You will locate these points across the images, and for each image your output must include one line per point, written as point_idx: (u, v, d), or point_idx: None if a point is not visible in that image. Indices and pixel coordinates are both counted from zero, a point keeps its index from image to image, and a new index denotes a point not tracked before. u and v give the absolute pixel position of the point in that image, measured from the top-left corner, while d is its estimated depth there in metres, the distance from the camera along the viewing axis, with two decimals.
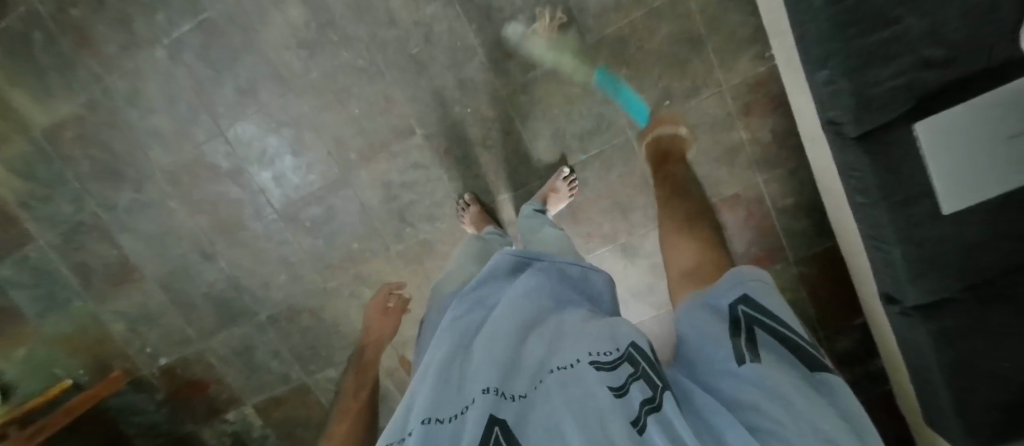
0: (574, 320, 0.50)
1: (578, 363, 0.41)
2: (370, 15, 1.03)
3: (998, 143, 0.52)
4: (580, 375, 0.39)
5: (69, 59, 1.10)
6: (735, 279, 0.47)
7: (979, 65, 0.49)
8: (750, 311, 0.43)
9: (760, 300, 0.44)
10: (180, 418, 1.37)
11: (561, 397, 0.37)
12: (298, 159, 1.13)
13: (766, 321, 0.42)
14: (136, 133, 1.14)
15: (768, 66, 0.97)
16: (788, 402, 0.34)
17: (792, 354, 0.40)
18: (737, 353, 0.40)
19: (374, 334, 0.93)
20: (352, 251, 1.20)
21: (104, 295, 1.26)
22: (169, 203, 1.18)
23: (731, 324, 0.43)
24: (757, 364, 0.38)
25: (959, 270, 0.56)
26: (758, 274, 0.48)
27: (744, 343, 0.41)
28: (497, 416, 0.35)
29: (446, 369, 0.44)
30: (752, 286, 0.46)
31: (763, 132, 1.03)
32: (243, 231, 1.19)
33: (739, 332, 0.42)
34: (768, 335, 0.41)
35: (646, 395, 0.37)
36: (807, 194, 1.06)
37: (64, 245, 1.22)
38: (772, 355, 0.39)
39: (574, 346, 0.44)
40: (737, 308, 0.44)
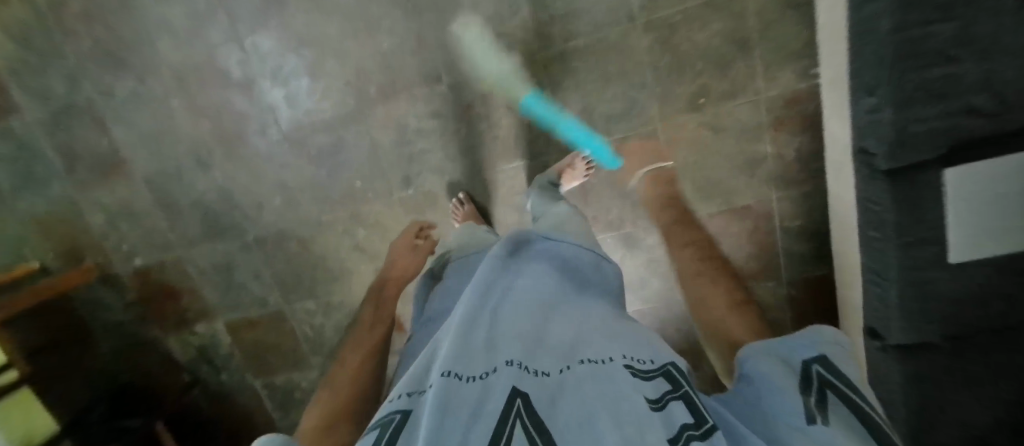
0: (599, 317, 0.50)
1: (614, 363, 0.38)
2: None
3: (1005, 204, 0.63)
4: (612, 373, 0.36)
5: None
6: (812, 336, 0.45)
7: (1006, 129, 0.59)
8: (824, 372, 0.41)
9: (838, 361, 0.41)
10: (148, 322, 1.34)
11: (594, 389, 0.34)
12: (314, 83, 1.08)
13: (838, 383, 0.39)
14: (147, 20, 1.07)
15: (810, 84, 0.96)
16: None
17: (858, 414, 0.35)
18: (807, 410, 0.37)
19: (398, 269, 1.00)
20: (354, 189, 1.17)
21: (86, 184, 1.21)
22: (170, 101, 1.12)
23: (800, 382, 0.41)
24: (826, 422, 0.35)
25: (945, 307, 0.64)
26: (842, 339, 0.44)
27: (813, 402, 0.38)
28: (519, 389, 0.33)
29: (466, 327, 0.42)
30: (829, 347, 0.43)
31: (788, 149, 1.02)
32: (245, 146, 1.15)
33: (809, 392, 0.39)
34: (842, 399, 0.37)
35: (688, 417, 0.34)
36: (814, 219, 1.07)
37: (51, 123, 1.16)
38: (839, 412, 0.36)
39: (610, 347, 0.42)
40: (811, 367, 0.42)
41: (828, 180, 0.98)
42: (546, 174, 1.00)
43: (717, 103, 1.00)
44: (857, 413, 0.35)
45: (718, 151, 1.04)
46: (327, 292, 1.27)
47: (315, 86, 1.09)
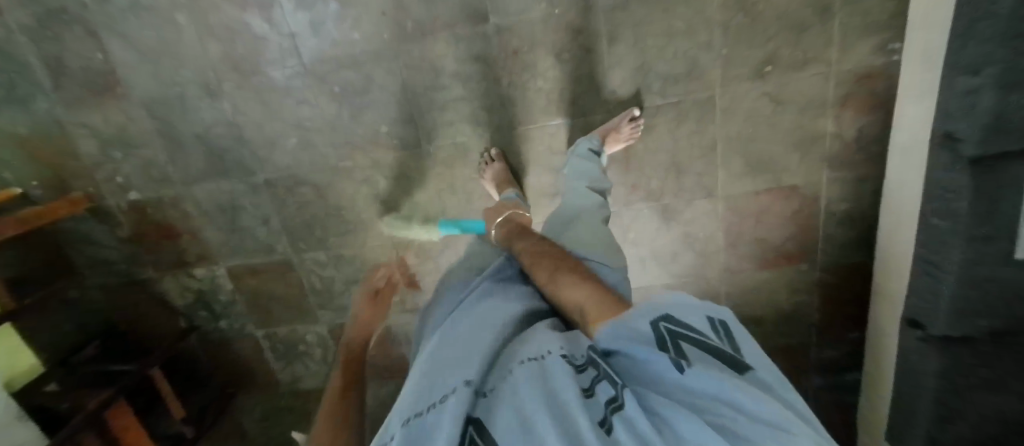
0: (540, 325, 0.52)
1: (548, 356, 0.42)
2: None
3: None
4: (543, 375, 0.40)
5: None
6: (651, 303, 0.44)
7: None
8: (672, 327, 0.41)
9: (681, 314, 0.42)
10: (142, 262, 1.25)
11: (528, 394, 0.37)
12: (343, 9, 0.96)
13: (691, 333, 0.40)
14: None
15: (887, 60, 0.90)
16: (737, 405, 0.33)
17: (731, 357, 0.38)
18: (675, 361, 0.38)
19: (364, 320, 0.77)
20: (378, 134, 1.07)
21: (76, 103, 1.08)
22: (176, 16, 0.99)
23: (655, 344, 0.40)
24: (697, 370, 0.36)
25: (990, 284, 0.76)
26: (678, 295, 0.45)
27: (676, 355, 0.38)
28: (473, 416, 0.36)
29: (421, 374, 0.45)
30: (671, 306, 0.43)
31: (849, 130, 0.97)
32: (260, 76, 1.03)
33: (666, 346, 0.40)
34: (699, 347, 0.39)
35: (609, 393, 0.37)
36: (862, 205, 1.04)
37: (36, 29, 1.02)
38: (706, 357, 0.38)
39: (539, 342, 0.46)
40: (659, 325, 0.41)
41: (890, 166, 0.94)
42: (589, 138, 0.95)
43: (785, 72, 0.93)
44: (724, 356, 0.38)
45: (776, 124, 0.98)
46: (339, 244, 1.19)
47: (344, 14, 0.97)
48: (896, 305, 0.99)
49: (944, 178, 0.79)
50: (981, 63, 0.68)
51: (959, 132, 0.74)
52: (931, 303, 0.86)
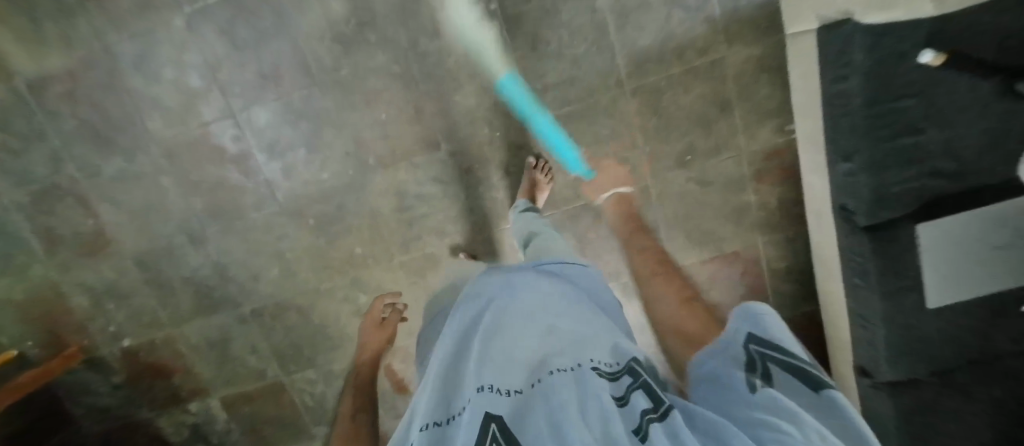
0: (574, 318, 0.53)
1: (579, 367, 0.41)
2: (415, 22, 0.99)
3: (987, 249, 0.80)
4: (583, 380, 0.39)
5: (72, 9, 1.00)
6: (743, 315, 0.45)
7: (950, 182, 0.78)
8: (761, 348, 0.40)
9: (772, 338, 0.41)
10: (136, 403, 1.28)
11: (565, 393, 0.37)
12: (311, 154, 1.09)
13: (777, 355, 0.39)
14: (136, 99, 1.05)
15: (787, 138, 1.03)
16: (792, 412, 0.31)
17: (805, 378, 0.36)
18: (750, 382, 0.36)
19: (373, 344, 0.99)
20: (353, 255, 1.16)
21: (68, 265, 1.16)
22: (162, 178, 1.10)
23: (744, 365, 0.40)
24: (770, 390, 0.34)
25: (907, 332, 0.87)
26: (777, 315, 0.43)
27: (755, 378, 0.38)
28: (493, 414, 0.37)
29: (443, 369, 0.47)
30: (758, 323, 0.43)
31: (771, 199, 1.08)
32: (240, 219, 1.13)
33: (752, 370, 0.39)
34: (782, 369, 0.38)
35: (649, 405, 0.36)
36: (799, 261, 1.13)
37: (30, 205, 1.12)
38: (787, 382, 0.36)
39: (576, 350, 0.45)
40: (750, 350, 0.41)
41: (811, 228, 1.05)
42: (519, 201, 1.01)
43: (703, 159, 1.06)
44: (800, 377, 0.36)
45: (706, 202, 1.10)
46: (326, 360, 1.24)
47: (313, 157, 1.09)
48: (846, 353, 1.05)
49: (853, 245, 0.88)
50: (834, 152, 0.84)
51: (850, 204, 0.85)
52: (874, 351, 0.93)
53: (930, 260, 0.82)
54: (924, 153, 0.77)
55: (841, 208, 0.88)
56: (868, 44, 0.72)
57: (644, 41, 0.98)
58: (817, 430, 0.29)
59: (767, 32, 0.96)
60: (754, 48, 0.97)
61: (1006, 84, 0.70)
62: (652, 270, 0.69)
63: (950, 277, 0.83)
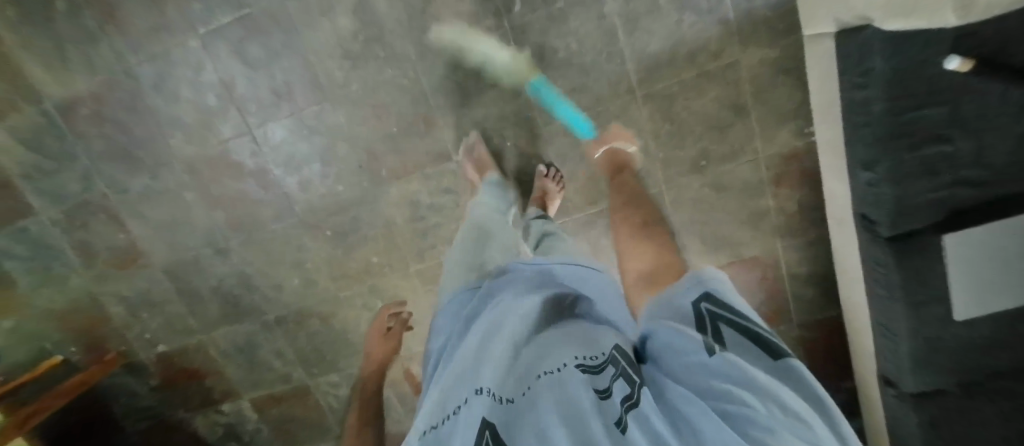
0: (576, 322, 0.51)
1: (565, 366, 0.39)
2: (422, 35, 0.99)
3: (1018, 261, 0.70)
4: (567, 378, 0.37)
5: (93, 34, 1.03)
6: (693, 278, 0.41)
7: (989, 194, 0.70)
8: (714, 308, 0.37)
9: (725, 295, 0.38)
10: (173, 404, 1.36)
11: (551, 396, 0.36)
12: (326, 168, 1.11)
13: (731, 316, 0.36)
14: (158, 119, 1.09)
15: (806, 141, 1.00)
16: (760, 385, 0.29)
17: (764, 344, 0.34)
18: (704, 344, 0.34)
19: (379, 356, 0.98)
20: (369, 264, 1.19)
21: (104, 277, 1.23)
22: (186, 194, 1.15)
23: (694, 323, 0.37)
24: (727, 354, 0.32)
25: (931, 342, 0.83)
26: (726, 279, 0.40)
27: (709, 339, 0.35)
28: (489, 418, 0.35)
29: (446, 377, 0.45)
30: (712, 283, 0.39)
31: (789, 203, 1.05)
32: (261, 231, 1.17)
33: (705, 329, 0.36)
34: (736, 330, 0.35)
35: (625, 393, 0.36)
36: (820, 265, 1.10)
37: (67, 222, 1.18)
38: (742, 343, 0.34)
39: (563, 348, 0.43)
40: (700, 306, 0.38)
41: (832, 233, 1.02)
42: (530, 209, 1.00)
43: (717, 163, 1.04)
44: (759, 341, 0.34)
45: (721, 207, 1.08)
46: (347, 365, 1.29)
47: (327, 171, 1.12)
48: (868, 360, 1.03)
49: (878, 255, 0.86)
50: (852, 161, 0.83)
51: (871, 213, 0.83)
52: (898, 360, 0.90)
53: (960, 266, 0.76)
54: (949, 162, 0.71)
55: (863, 217, 0.87)
56: (888, 51, 0.70)
57: (653, 46, 0.97)
58: (778, 401, 0.28)
59: (784, 32, 0.92)
60: (770, 50, 0.94)
61: None
62: (633, 230, 0.62)
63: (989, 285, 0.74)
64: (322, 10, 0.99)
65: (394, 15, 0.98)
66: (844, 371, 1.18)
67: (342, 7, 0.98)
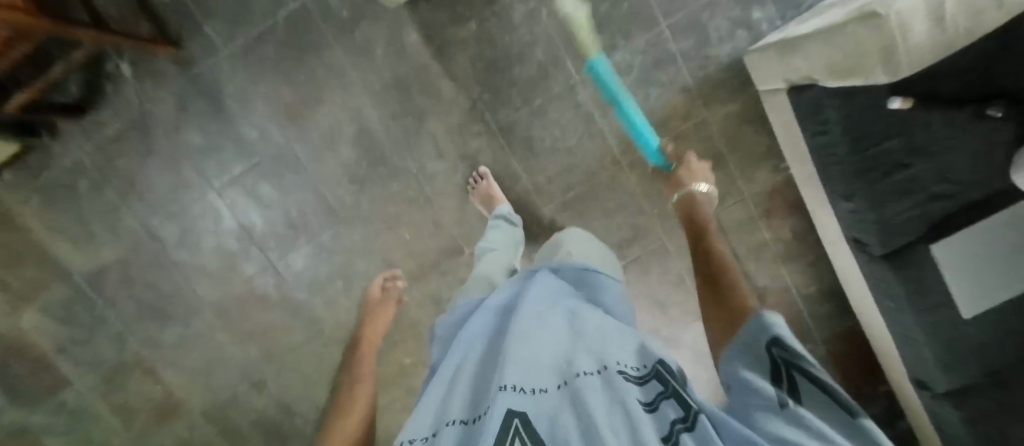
0: (606, 325, 0.51)
1: (606, 369, 0.41)
2: (419, 150, 1.08)
3: (1004, 254, 0.78)
4: (612, 382, 0.39)
5: (114, 205, 1.10)
6: (760, 323, 0.43)
7: (971, 198, 0.78)
8: (785, 354, 0.39)
9: (795, 343, 0.40)
10: None
11: (593, 394, 0.37)
12: (348, 283, 1.17)
13: (804, 365, 0.38)
14: (184, 271, 1.15)
15: (784, 175, 1.09)
16: (827, 438, 0.31)
17: (834, 398, 0.35)
18: (775, 395, 0.36)
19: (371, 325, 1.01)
20: (403, 366, 1.22)
21: (145, 432, 1.24)
22: (217, 335, 1.19)
23: (768, 373, 0.39)
24: (799, 410, 0.34)
25: (947, 341, 0.88)
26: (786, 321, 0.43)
27: (782, 391, 0.37)
28: (517, 410, 0.36)
29: (475, 381, 0.45)
30: (781, 329, 0.41)
31: (784, 231, 1.13)
32: (294, 355, 1.21)
33: (778, 380, 0.38)
34: (810, 381, 0.37)
35: (678, 413, 0.37)
36: (827, 282, 1.16)
37: (104, 385, 1.20)
38: (817, 396, 0.36)
39: (599, 353, 0.45)
40: (771, 352, 0.40)
41: (829, 252, 1.09)
42: None
43: None
44: (829, 393, 0.36)
45: None
46: None
47: (349, 286, 1.17)
48: (896, 365, 1.07)
49: (878, 271, 0.93)
50: (830, 194, 0.92)
51: (862, 237, 0.90)
52: (924, 364, 0.94)
53: (958, 263, 0.82)
54: (918, 183, 0.80)
55: (855, 239, 0.93)
56: (839, 103, 0.79)
57: None
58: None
59: (741, 88, 1.03)
60: (732, 105, 1.05)
61: (976, 111, 0.69)
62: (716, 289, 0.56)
63: (979, 282, 0.82)
64: (326, 146, 1.07)
65: (391, 138, 1.07)
66: (874, 374, 1.22)
67: (344, 140, 1.07)
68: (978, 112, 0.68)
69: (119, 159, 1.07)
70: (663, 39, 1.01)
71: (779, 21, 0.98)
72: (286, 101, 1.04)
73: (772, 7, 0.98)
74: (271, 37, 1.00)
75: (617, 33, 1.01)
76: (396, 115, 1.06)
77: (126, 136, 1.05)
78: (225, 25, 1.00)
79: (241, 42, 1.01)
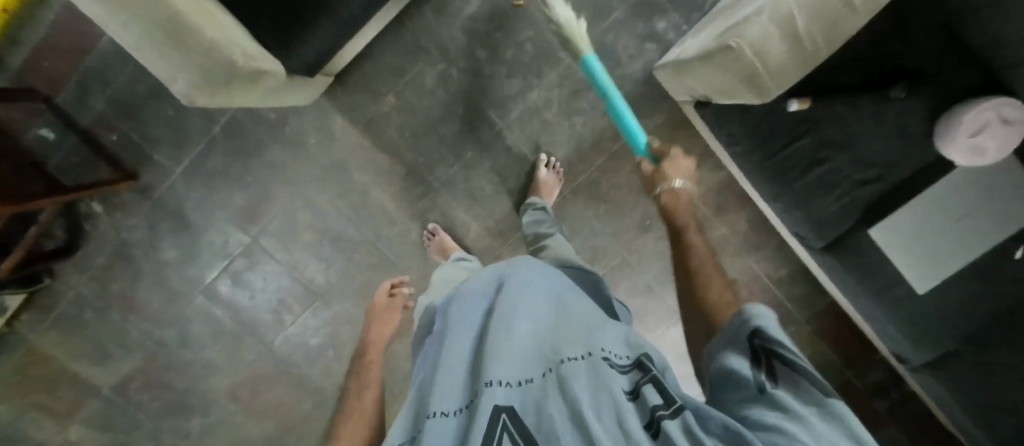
0: (585, 314, 0.53)
1: (591, 355, 0.41)
2: (371, 220, 1.14)
3: (949, 223, 0.75)
4: (598, 369, 0.39)
5: (119, 324, 1.21)
6: (739, 316, 0.42)
7: (888, 182, 0.77)
8: (765, 344, 0.38)
9: (776, 333, 0.38)
10: None
11: (579, 383, 0.37)
12: (338, 350, 1.25)
13: (784, 352, 0.36)
14: (193, 367, 1.26)
15: (724, 172, 1.10)
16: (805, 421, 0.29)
17: (812, 382, 0.33)
18: (754, 380, 0.35)
19: (377, 329, 0.99)
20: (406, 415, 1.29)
21: None
22: (236, 417, 1.30)
23: (749, 361, 0.37)
24: (780, 393, 0.33)
25: (906, 318, 0.86)
26: (770, 313, 0.41)
27: (761, 374, 0.35)
28: (504, 404, 0.37)
29: (456, 369, 0.46)
30: (761, 320, 0.39)
31: (739, 223, 1.13)
32: (307, 422, 1.31)
33: (759, 366, 0.36)
34: (790, 369, 0.35)
35: (662, 399, 0.35)
36: (795, 263, 1.16)
37: None
38: (796, 381, 0.34)
39: (589, 341, 0.45)
40: (753, 341, 0.38)
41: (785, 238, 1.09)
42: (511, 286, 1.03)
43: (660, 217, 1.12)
44: (806, 378, 0.34)
45: None
46: None
47: (340, 353, 1.25)
48: (875, 337, 1.06)
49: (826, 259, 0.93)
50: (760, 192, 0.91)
51: (798, 232, 0.91)
52: (896, 341, 0.91)
53: (915, 219, 0.77)
54: (838, 174, 0.79)
55: (795, 233, 0.93)
56: (738, 117, 0.82)
57: (560, 151, 1.08)
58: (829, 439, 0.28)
59: (659, 100, 1.05)
60: (658, 115, 1.06)
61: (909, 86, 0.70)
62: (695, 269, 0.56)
63: (923, 250, 0.79)
64: (287, 234, 1.15)
65: (343, 215, 1.14)
66: (863, 342, 1.21)
67: (301, 225, 1.14)
68: (882, 96, 0.71)
69: (113, 284, 1.18)
70: (574, 69, 1.03)
71: (685, 26, 0.99)
72: (241, 202, 1.12)
73: (674, 14, 0.99)
74: (212, 150, 1.08)
75: (529, 73, 1.03)
76: (342, 193, 1.12)
77: (114, 262, 1.16)
78: (171, 147, 1.08)
79: (189, 159, 1.09)
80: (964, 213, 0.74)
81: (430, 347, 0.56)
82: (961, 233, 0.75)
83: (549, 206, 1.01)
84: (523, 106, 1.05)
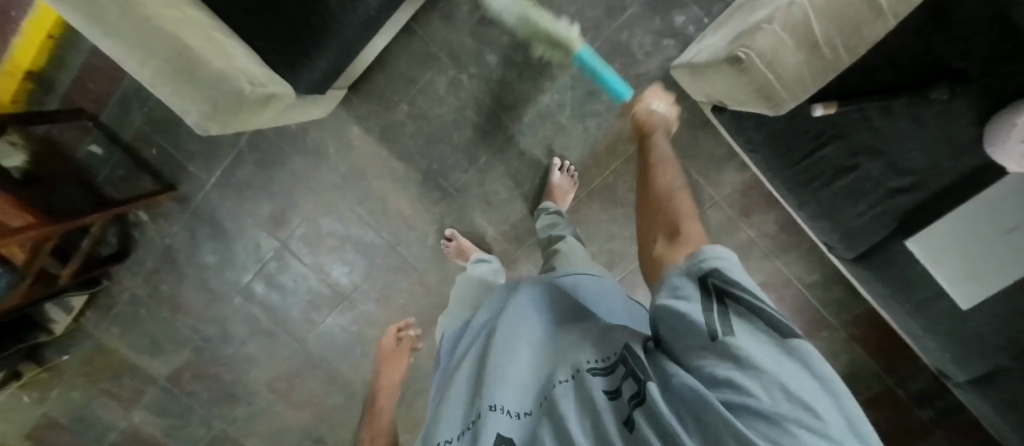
0: (582, 322, 0.51)
1: (578, 371, 0.40)
2: (391, 225, 1.17)
3: (999, 235, 0.67)
4: (583, 384, 0.38)
5: (169, 320, 1.32)
6: (692, 259, 0.38)
7: (926, 193, 0.71)
8: (719, 282, 0.34)
9: (732, 271, 0.35)
10: None
11: (567, 404, 0.37)
12: (364, 346, 1.31)
13: (740, 292, 0.33)
14: (235, 360, 1.35)
15: (749, 173, 1.04)
16: (758, 370, 0.27)
17: (769, 322, 0.30)
18: (706, 326, 0.31)
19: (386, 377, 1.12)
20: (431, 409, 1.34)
21: None
22: (276, 406, 1.39)
23: (700, 301, 0.34)
24: (732, 338, 0.30)
25: (948, 333, 0.79)
26: (727, 250, 0.37)
27: (713, 315, 0.32)
28: (504, 436, 0.39)
29: (462, 393, 0.48)
30: (719, 261, 0.35)
31: (767, 226, 1.07)
32: (339, 412, 1.38)
33: (711, 305, 0.33)
34: (743, 309, 0.32)
35: (634, 388, 0.34)
36: (827, 266, 1.10)
37: None
38: (752, 324, 0.31)
39: (577, 353, 0.44)
40: (705, 280, 0.35)
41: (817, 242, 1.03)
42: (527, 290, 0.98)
43: None
44: (761, 318, 0.31)
45: None
46: None
47: (367, 350, 1.31)
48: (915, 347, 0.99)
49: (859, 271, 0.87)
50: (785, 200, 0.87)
51: (828, 242, 0.86)
52: (936, 355, 0.85)
53: (954, 223, 0.70)
54: (869, 182, 0.73)
55: (825, 242, 0.88)
56: (754, 125, 0.78)
57: (575, 155, 1.06)
58: (781, 383, 0.26)
59: (678, 98, 1.00)
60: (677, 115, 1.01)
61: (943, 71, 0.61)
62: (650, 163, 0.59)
63: (967, 262, 0.71)
64: (312, 240, 1.20)
65: (364, 220, 1.17)
66: (904, 350, 1.13)
67: (325, 231, 1.19)
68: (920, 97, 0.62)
69: (161, 285, 1.28)
70: None
71: (706, 18, 0.94)
72: (268, 210, 1.17)
73: (694, 8, 0.93)
74: (241, 161, 1.14)
75: (541, 75, 1.01)
76: (363, 200, 1.15)
77: (161, 265, 1.26)
78: (204, 158, 1.15)
79: (220, 170, 1.15)
80: (1017, 225, 0.65)
81: (445, 374, 0.58)
82: (1015, 246, 0.66)
83: (563, 211, 0.99)
84: (535, 109, 1.04)
